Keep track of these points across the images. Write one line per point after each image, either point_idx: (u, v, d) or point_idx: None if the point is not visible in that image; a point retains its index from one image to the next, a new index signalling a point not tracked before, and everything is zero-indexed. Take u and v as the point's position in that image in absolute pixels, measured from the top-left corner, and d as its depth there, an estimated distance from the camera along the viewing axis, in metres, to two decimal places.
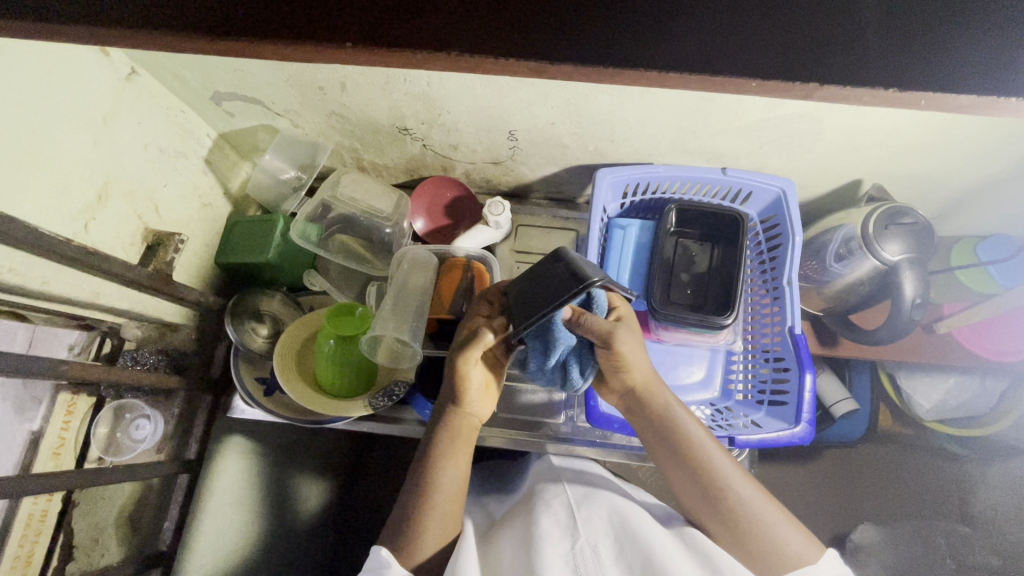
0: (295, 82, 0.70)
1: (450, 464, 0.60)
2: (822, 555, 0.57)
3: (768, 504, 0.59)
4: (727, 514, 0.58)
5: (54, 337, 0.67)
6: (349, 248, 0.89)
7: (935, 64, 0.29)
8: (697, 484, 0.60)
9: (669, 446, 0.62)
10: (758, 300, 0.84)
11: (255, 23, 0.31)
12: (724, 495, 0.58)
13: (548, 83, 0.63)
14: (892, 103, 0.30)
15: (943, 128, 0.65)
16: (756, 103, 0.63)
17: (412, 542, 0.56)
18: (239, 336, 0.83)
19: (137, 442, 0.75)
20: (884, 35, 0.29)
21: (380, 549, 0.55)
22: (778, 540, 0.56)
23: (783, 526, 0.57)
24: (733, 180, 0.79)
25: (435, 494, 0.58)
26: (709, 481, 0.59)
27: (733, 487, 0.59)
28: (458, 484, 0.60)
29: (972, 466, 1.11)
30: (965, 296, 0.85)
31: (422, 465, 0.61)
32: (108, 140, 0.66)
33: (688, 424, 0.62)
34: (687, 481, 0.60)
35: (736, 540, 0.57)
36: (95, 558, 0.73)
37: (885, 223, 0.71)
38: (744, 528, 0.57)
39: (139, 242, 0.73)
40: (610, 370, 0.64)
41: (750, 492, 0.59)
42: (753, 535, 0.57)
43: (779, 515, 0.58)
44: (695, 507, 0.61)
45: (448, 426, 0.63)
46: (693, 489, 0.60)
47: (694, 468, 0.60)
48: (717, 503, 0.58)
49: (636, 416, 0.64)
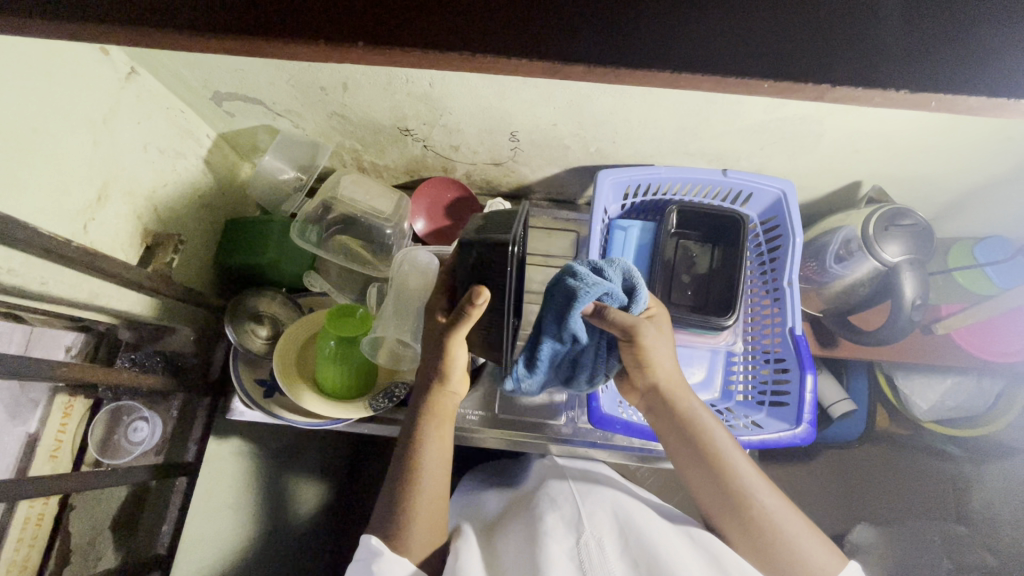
0: (297, 82, 0.70)
1: (432, 448, 0.60)
2: (843, 564, 0.57)
3: (791, 514, 0.58)
4: (747, 521, 0.58)
5: (50, 337, 0.66)
6: (349, 249, 0.88)
7: (943, 66, 0.29)
8: (719, 492, 0.60)
9: (692, 449, 0.61)
10: (757, 301, 0.85)
11: (263, 17, 0.31)
12: (748, 504, 0.58)
13: (551, 84, 0.63)
14: (903, 104, 0.30)
15: (943, 130, 0.65)
16: (759, 104, 0.63)
17: (402, 532, 0.56)
18: (238, 337, 0.82)
19: (135, 446, 0.75)
20: (897, 35, 0.30)
21: (371, 537, 0.55)
22: (800, 549, 0.56)
23: (805, 536, 0.57)
24: (734, 182, 0.79)
25: (423, 480, 0.58)
26: (733, 489, 0.59)
27: (756, 496, 0.59)
28: (442, 464, 0.60)
29: (967, 466, 1.12)
30: (962, 296, 0.86)
31: (406, 451, 0.60)
32: (107, 139, 0.65)
33: (713, 429, 0.62)
34: (710, 487, 0.60)
35: (755, 548, 0.58)
36: (91, 562, 0.71)
37: (885, 224, 0.71)
38: (764, 537, 0.57)
39: (138, 244, 0.73)
40: (631, 363, 0.62)
41: (773, 500, 0.59)
42: (777, 545, 0.57)
43: (801, 523, 0.58)
44: (715, 511, 0.61)
45: (429, 405, 0.62)
46: (715, 496, 0.60)
47: (717, 476, 0.60)
48: (738, 509, 0.59)
49: (658, 417, 0.64)
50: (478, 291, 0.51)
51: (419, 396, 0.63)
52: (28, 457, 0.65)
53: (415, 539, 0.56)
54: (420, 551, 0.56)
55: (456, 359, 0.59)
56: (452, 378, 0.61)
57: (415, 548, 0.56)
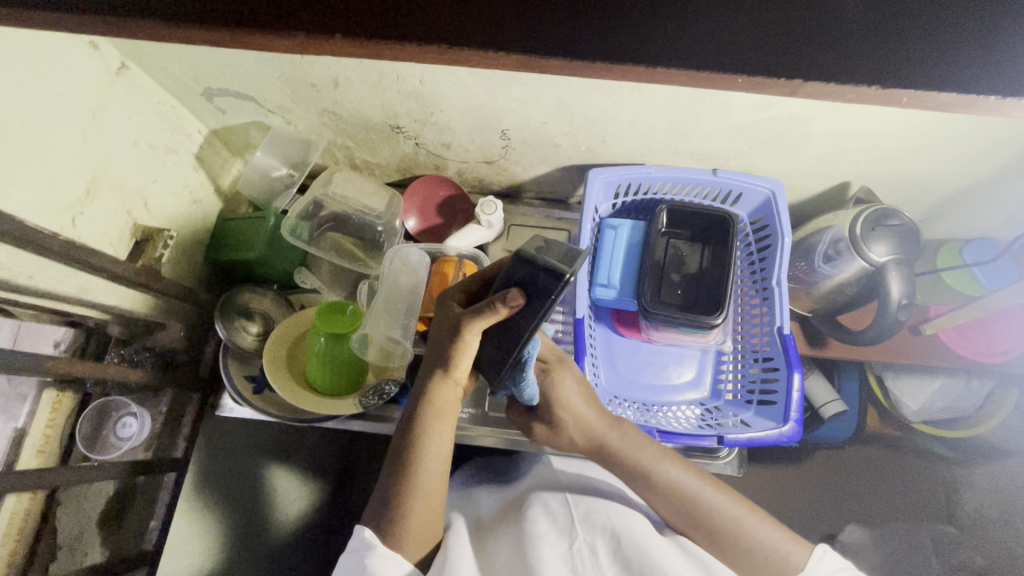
0: (287, 79, 0.70)
1: (433, 443, 0.57)
2: (809, 554, 0.60)
3: (752, 516, 0.61)
4: (712, 532, 0.61)
5: (39, 332, 0.66)
6: (341, 247, 0.89)
7: (909, 62, 0.31)
8: (678, 510, 0.62)
9: (642, 479, 0.63)
10: (747, 300, 0.85)
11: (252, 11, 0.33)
12: (705, 517, 0.61)
13: (539, 82, 0.63)
14: (873, 100, 0.32)
15: (928, 130, 0.66)
16: (746, 104, 0.64)
17: (397, 526, 0.56)
18: (229, 334, 0.83)
19: (122, 442, 0.74)
20: (871, 30, 0.31)
21: (364, 529, 0.56)
22: (766, 547, 0.60)
23: (768, 532, 0.61)
24: (723, 182, 0.80)
25: (421, 475, 0.56)
26: (690, 506, 0.61)
27: (717, 510, 0.61)
28: (440, 460, 0.58)
29: (959, 467, 1.12)
30: (950, 298, 0.86)
31: (405, 443, 0.57)
32: (97, 134, 0.65)
33: (653, 457, 0.64)
34: (667, 506, 0.62)
35: (726, 552, 0.61)
36: (77, 557, 0.72)
37: (872, 225, 0.72)
38: (735, 544, 0.60)
39: (127, 238, 0.73)
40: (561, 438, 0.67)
41: (729, 507, 0.61)
42: (744, 547, 0.60)
43: (764, 523, 0.61)
44: (680, 526, 0.63)
45: (432, 395, 0.57)
46: (674, 514, 0.62)
47: (671, 498, 0.62)
48: (704, 527, 0.61)
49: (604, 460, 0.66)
50: (513, 294, 0.49)
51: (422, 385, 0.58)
52: (14, 454, 0.64)
53: (408, 534, 0.56)
54: (411, 547, 0.56)
55: (467, 347, 0.54)
56: (459, 369, 0.56)
57: (411, 545, 0.56)
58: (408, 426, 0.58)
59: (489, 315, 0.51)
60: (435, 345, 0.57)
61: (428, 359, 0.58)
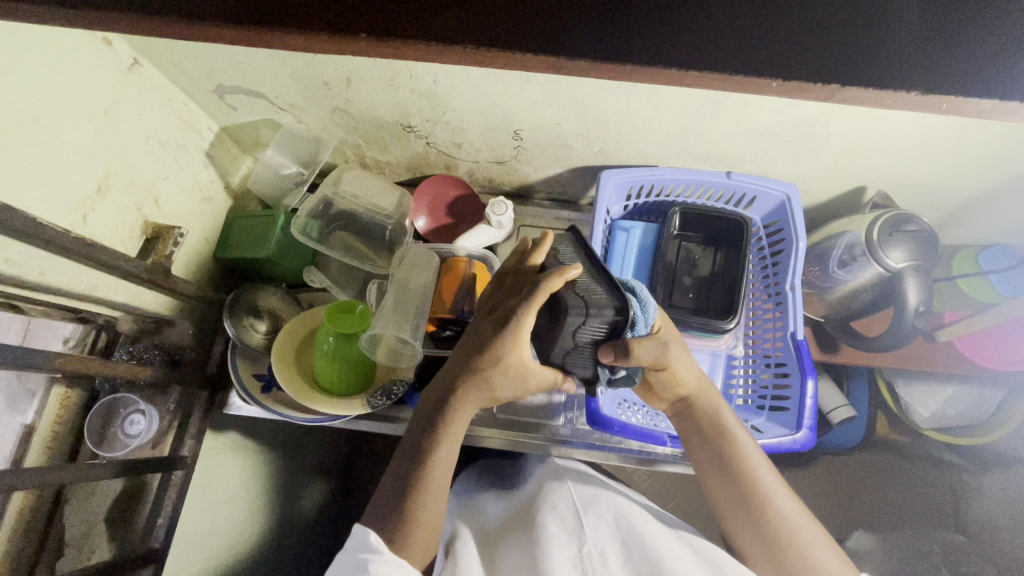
0: (300, 77, 0.69)
1: (445, 444, 0.58)
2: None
3: (808, 522, 0.60)
4: (763, 526, 0.59)
5: (48, 328, 0.64)
6: (350, 245, 0.89)
7: (951, 65, 0.30)
8: (736, 492, 0.61)
9: (712, 449, 0.63)
10: (759, 305, 0.84)
11: (278, 10, 0.32)
12: (763, 506, 0.60)
13: (555, 82, 0.63)
14: (911, 105, 0.31)
15: (951, 134, 0.64)
16: (763, 107, 0.63)
17: (405, 529, 0.55)
18: (239, 332, 0.82)
19: (131, 438, 0.73)
20: (919, 35, 0.30)
21: (368, 533, 0.54)
22: (813, 557, 0.58)
23: (820, 544, 0.59)
24: (737, 185, 0.79)
25: (426, 486, 0.57)
26: (752, 490, 0.60)
27: (797, 531, 0.59)
28: (448, 469, 0.59)
29: (967, 474, 1.11)
30: (966, 304, 0.85)
31: (417, 448, 0.59)
32: (109, 131, 0.65)
33: (734, 431, 0.63)
34: (727, 485, 0.62)
35: (769, 551, 0.59)
36: (85, 555, 0.70)
37: (889, 231, 0.71)
38: (782, 544, 0.58)
39: (137, 235, 0.72)
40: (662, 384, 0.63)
41: (788, 504, 0.60)
42: (789, 550, 0.58)
43: (818, 534, 0.59)
44: (729, 515, 0.62)
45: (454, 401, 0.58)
46: (731, 496, 0.62)
47: (734, 475, 0.61)
48: (774, 543, 0.59)
49: (685, 421, 0.65)
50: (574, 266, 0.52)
51: (445, 391, 0.59)
52: (23, 447, 0.64)
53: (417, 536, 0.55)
54: (415, 545, 0.56)
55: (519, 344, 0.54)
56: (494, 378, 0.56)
57: (420, 549, 0.56)
58: (426, 424, 0.59)
59: (556, 278, 0.51)
60: (478, 346, 0.56)
61: (459, 364, 0.58)
